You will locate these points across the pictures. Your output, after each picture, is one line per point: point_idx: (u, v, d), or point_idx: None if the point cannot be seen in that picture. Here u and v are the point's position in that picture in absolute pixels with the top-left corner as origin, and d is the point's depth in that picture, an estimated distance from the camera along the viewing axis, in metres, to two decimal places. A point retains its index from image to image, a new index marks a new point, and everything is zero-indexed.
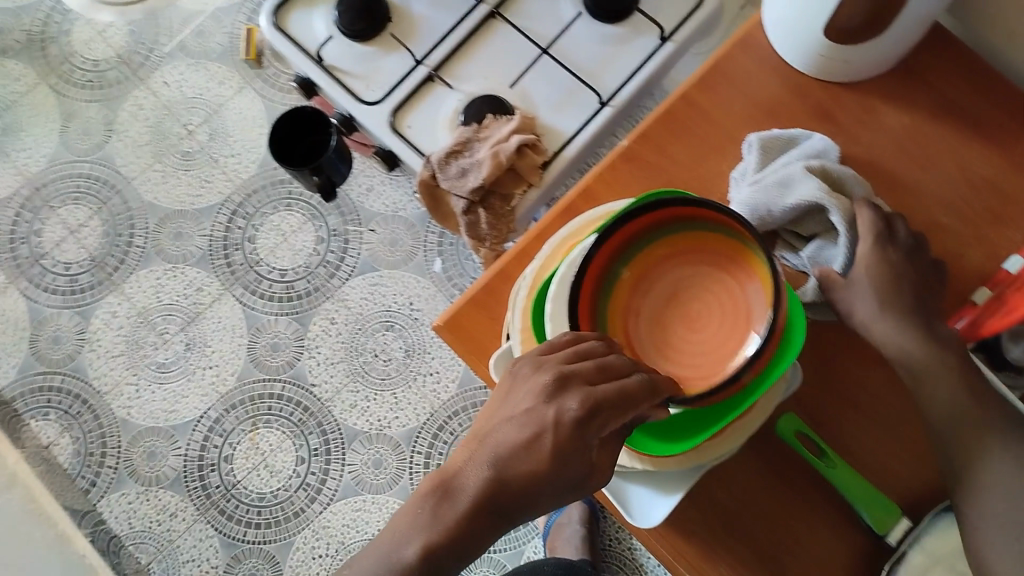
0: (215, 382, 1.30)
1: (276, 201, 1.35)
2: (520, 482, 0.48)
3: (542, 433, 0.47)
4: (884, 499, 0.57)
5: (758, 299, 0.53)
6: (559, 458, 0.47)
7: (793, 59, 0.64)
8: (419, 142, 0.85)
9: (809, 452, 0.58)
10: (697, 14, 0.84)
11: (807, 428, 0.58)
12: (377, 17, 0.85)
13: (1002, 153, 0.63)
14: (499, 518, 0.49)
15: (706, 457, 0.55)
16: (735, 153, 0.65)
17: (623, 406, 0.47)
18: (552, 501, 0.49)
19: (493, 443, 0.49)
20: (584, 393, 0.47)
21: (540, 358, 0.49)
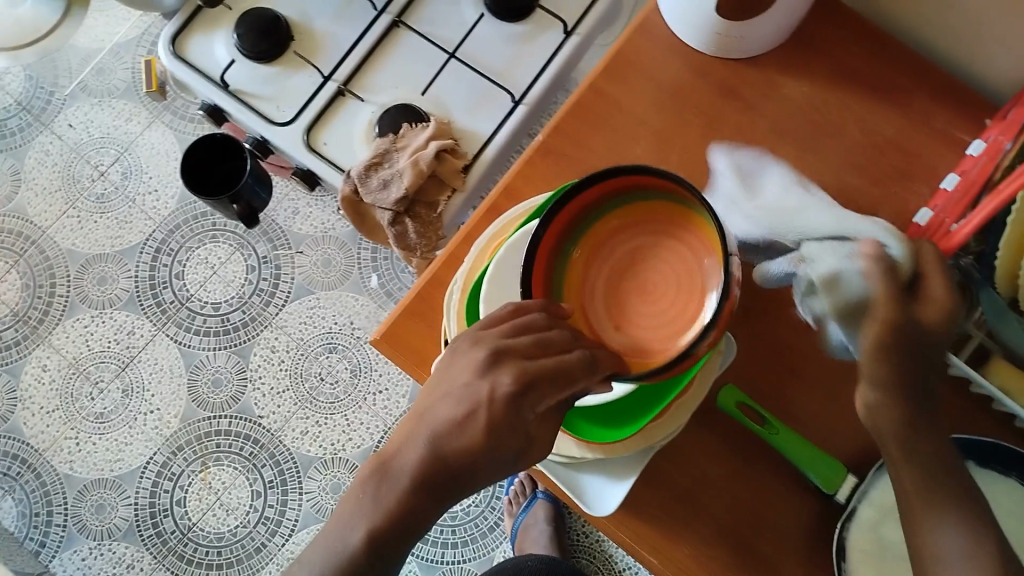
0: (158, 425, 1.26)
1: (201, 234, 1.32)
2: (456, 453, 0.47)
3: (476, 409, 0.46)
4: (829, 459, 0.58)
5: (715, 273, 0.52)
6: (496, 433, 0.46)
7: (693, 41, 0.65)
8: (336, 158, 0.84)
9: (753, 421, 0.59)
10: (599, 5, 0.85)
11: (748, 398, 0.59)
12: (278, 38, 0.85)
13: (902, 111, 0.65)
14: (441, 497, 0.48)
15: (656, 437, 0.55)
16: (649, 138, 0.66)
17: (560, 382, 0.46)
18: (494, 477, 0.48)
19: (432, 420, 0.48)
20: (518, 368, 0.46)
21: (480, 332, 0.48)
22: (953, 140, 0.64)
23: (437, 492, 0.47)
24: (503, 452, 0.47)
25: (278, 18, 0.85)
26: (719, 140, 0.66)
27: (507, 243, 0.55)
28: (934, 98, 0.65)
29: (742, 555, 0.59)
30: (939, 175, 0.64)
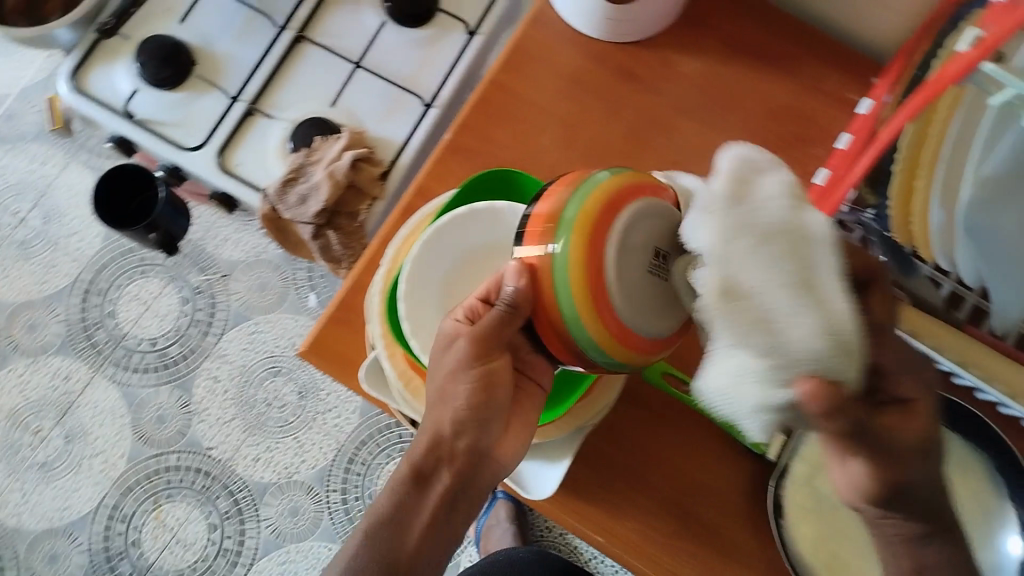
0: (105, 468, 1.24)
1: (130, 270, 1.30)
2: (468, 433, 0.52)
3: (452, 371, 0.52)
4: None
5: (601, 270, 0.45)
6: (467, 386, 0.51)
7: (585, 29, 0.67)
8: (252, 177, 0.84)
9: (679, 389, 0.60)
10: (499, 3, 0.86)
11: (673, 368, 0.61)
12: (181, 63, 0.84)
13: (790, 79, 0.68)
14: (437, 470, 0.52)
15: (584, 418, 0.56)
16: (554, 126, 0.67)
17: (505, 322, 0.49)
18: (483, 441, 0.52)
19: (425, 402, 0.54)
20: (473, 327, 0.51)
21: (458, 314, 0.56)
22: (842, 102, 0.67)
23: (461, 482, 0.52)
24: (506, 416, 0.53)
25: (179, 44, 0.84)
26: (622, 122, 0.67)
27: (422, 238, 0.55)
28: (820, 64, 0.68)
29: (685, 525, 0.59)
30: (832, 137, 0.67)
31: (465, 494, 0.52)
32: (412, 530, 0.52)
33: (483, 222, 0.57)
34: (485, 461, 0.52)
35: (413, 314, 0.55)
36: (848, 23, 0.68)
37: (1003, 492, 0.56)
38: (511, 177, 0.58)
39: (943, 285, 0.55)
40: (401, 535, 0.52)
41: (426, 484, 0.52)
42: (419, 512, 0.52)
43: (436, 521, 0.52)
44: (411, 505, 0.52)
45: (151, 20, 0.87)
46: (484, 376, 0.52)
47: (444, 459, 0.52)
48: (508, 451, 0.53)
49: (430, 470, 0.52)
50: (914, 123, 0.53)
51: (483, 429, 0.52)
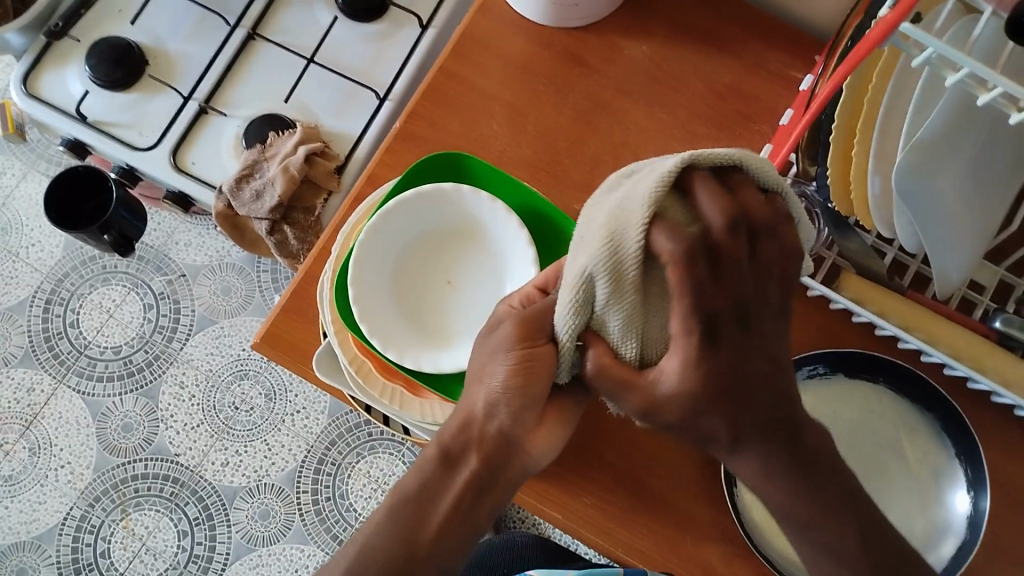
0: (71, 479, 1.22)
1: (92, 279, 1.29)
2: (506, 420, 0.49)
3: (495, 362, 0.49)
4: None
5: None
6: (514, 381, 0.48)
7: (531, 15, 0.68)
8: (207, 175, 0.84)
9: None
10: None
11: None
12: (133, 63, 0.84)
13: (734, 58, 0.69)
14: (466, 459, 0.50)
15: None
16: (503, 111, 0.68)
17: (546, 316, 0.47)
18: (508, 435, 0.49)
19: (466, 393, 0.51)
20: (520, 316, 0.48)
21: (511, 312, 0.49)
22: (786, 80, 0.68)
23: (494, 467, 0.50)
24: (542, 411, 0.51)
25: (130, 44, 0.84)
26: (571, 106, 0.68)
27: (371, 224, 0.56)
28: (763, 44, 0.69)
29: (639, 496, 0.61)
30: (778, 114, 0.68)
31: (494, 482, 0.51)
32: (436, 515, 0.51)
33: (432, 206, 0.58)
34: (516, 451, 0.50)
35: (363, 298, 0.55)
36: (789, 2, 0.69)
37: (950, 454, 0.59)
38: (457, 161, 0.58)
39: (889, 252, 0.60)
40: (426, 519, 0.51)
41: (455, 467, 0.50)
42: (446, 496, 0.50)
43: (459, 506, 0.51)
44: (437, 489, 0.50)
45: (101, 21, 0.87)
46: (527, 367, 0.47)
47: (473, 442, 0.50)
48: (542, 442, 0.51)
49: (459, 452, 0.50)
50: (849, 86, 0.54)
51: (519, 418, 0.49)
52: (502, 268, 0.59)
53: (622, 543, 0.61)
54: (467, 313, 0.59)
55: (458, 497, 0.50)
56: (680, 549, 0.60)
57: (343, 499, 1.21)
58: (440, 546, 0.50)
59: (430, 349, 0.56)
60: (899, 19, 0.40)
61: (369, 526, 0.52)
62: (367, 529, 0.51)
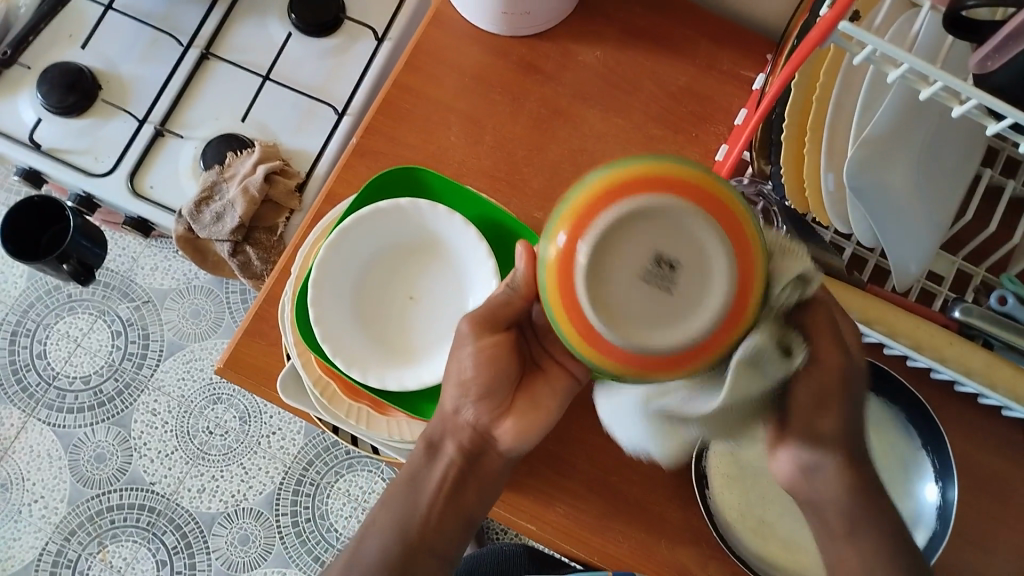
0: (45, 513, 1.20)
1: (58, 308, 1.27)
2: (477, 409, 0.53)
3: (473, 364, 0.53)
4: None
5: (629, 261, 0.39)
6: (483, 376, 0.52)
7: (484, 25, 0.68)
8: (165, 199, 0.83)
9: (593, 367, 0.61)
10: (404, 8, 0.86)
11: None
12: (85, 88, 0.83)
13: (687, 60, 0.69)
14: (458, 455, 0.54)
15: None
16: (460, 122, 0.68)
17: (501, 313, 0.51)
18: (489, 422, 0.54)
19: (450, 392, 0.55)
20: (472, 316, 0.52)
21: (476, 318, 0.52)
22: (740, 80, 0.69)
23: (476, 451, 0.54)
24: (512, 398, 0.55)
25: (82, 70, 0.83)
26: (527, 114, 0.68)
27: (331, 242, 0.55)
28: (716, 45, 0.70)
29: (613, 502, 0.61)
30: (733, 114, 0.68)
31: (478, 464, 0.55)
32: (426, 502, 0.54)
33: (391, 221, 0.57)
34: (492, 439, 0.55)
35: (324, 318, 0.54)
36: (739, 2, 0.70)
37: (917, 445, 0.59)
38: (414, 175, 0.58)
39: (847, 247, 0.61)
40: (415, 502, 0.54)
41: (438, 452, 0.54)
42: (433, 484, 0.54)
43: (446, 493, 0.54)
44: (426, 477, 0.54)
45: (52, 48, 0.86)
46: (485, 354, 0.52)
47: (453, 431, 0.54)
48: (515, 428, 0.54)
49: (441, 439, 0.54)
50: (796, 84, 0.55)
51: (486, 404, 0.54)
52: (464, 281, 0.59)
53: (598, 551, 0.60)
54: (431, 328, 0.58)
55: (443, 481, 0.54)
56: (656, 552, 0.60)
57: (324, 519, 1.20)
58: (435, 530, 0.54)
59: (395, 366, 0.56)
60: (837, 18, 0.40)
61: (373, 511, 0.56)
62: (372, 514, 0.55)
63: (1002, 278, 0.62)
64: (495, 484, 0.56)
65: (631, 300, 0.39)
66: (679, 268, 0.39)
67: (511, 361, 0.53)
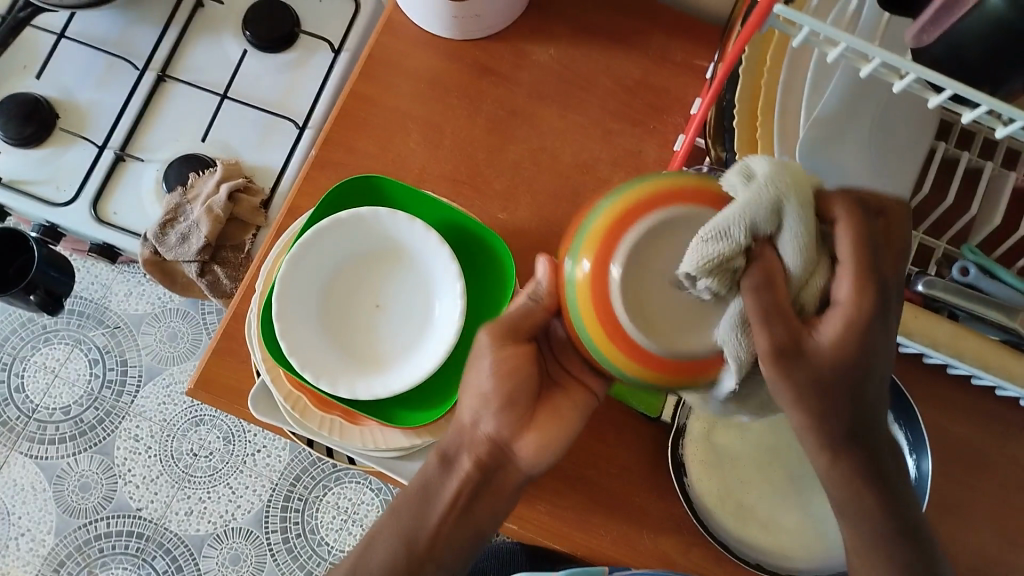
0: (33, 547, 1.19)
1: (34, 340, 1.26)
2: (494, 423, 0.51)
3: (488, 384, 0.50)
4: None
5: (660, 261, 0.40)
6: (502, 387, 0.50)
7: (436, 30, 0.68)
8: (130, 223, 0.83)
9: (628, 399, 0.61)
10: (359, 18, 0.86)
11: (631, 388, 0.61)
12: (42, 118, 0.82)
13: (641, 53, 0.70)
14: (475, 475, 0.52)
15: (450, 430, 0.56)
16: (418, 128, 0.68)
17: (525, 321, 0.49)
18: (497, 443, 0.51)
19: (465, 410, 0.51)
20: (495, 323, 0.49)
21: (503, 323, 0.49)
22: (694, 70, 0.69)
23: (492, 466, 0.52)
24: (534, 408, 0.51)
25: (37, 99, 0.82)
26: (485, 116, 0.68)
27: (291, 257, 0.55)
28: (668, 36, 0.70)
29: (592, 497, 0.61)
30: (689, 104, 0.69)
31: (493, 480, 0.52)
32: (434, 515, 0.52)
33: (351, 231, 0.57)
34: (509, 455, 0.52)
35: (290, 333, 0.54)
36: None
37: (891, 421, 0.59)
38: (372, 184, 0.58)
39: None
40: (427, 514, 0.52)
41: (452, 467, 0.52)
42: (443, 499, 0.52)
43: (454, 509, 0.52)
44: (439, 490, 0.52)
45: (7, 78, 0.85)
46: (503, 364, 0.50)
47: (468, 446, 0.52)
48: (534, 445, 0.51)
49: (456, 454, 0.52)
50: (745, 70, 0.55)
51: (509, 416, 0.50)
52: (429, 286, 0.59)
53: (581, 546, 0.61)
54: (399, 335, 0.58)
55: (453, 498, 0.52)
56: (637, 543, 0.60)
57: (314, 534, 1.20)
58: (443, 543, 0.52)
59: (364, 376, 0.56)
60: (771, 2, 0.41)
61: (382, 520, 0.55)
62: (381, 523, 0.54)
63: (962, 249, 0.62)
64: (508, 503, 0.53)
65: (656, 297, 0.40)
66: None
67: (530, 369, 0.50)
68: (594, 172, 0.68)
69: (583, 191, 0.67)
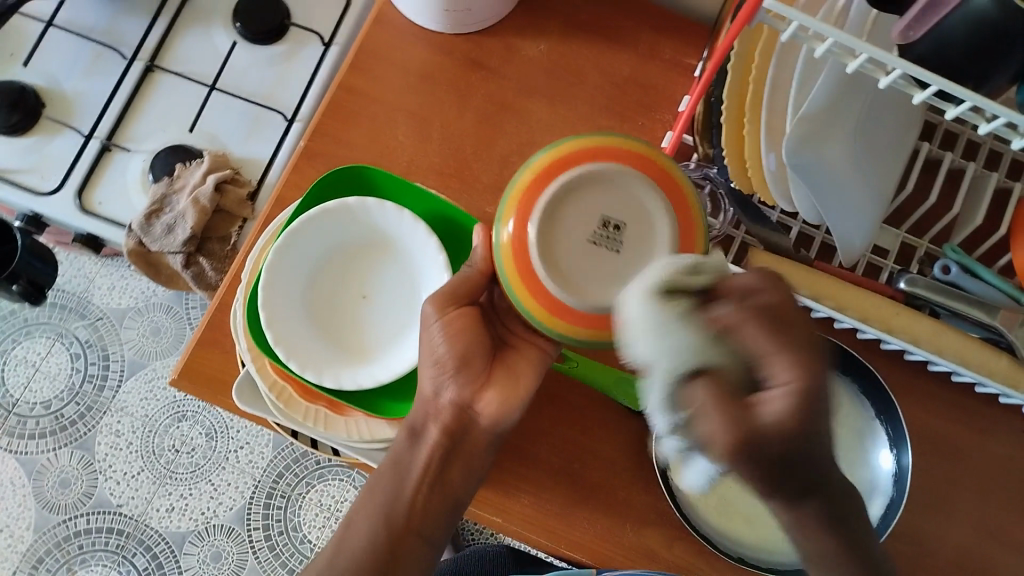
0: (11, 543, 1.18)
1: (15, 333, 1.25)
2: (454, 388, 0.54)
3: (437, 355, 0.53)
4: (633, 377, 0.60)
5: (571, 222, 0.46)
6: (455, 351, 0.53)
7: (426, 23, 0.68)
8: (116, 215, 0.82)
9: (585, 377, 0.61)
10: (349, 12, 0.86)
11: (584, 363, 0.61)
12: (28, 107, 0.82)
13: (630, 50, 0.70)
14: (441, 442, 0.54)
15: None
16: (408, 121, 0.68)
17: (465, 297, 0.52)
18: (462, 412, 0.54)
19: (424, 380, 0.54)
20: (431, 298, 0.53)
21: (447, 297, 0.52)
22: (682, 67, 0.70)
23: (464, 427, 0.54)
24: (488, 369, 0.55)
25: (23, 88, 0.82)
26: (474, 110, 0.68)
27: (279, 246, 0.55)
28: (658, 33, 0.70)
29: (577, 490, 0.61)
30: (678, 101, 0.69)
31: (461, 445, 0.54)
32: (409, 485, 0.54)
33: (337, 221, 0.57)
34: (470, 420, 0.54)
35: (276, 323, 0.54)
36: None
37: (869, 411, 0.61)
38: (361, 173, 0.57)
39: (793, 225, 0.63)
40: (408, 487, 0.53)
41: (421, 436, 0.54)
42: (415, 466, 0.54)
43: (429, 475, 0.54)
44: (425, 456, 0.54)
45: None
46: (453, 327, 0.53)
47: (431, 414, 0.54)
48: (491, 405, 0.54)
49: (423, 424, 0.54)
50: (732, 65, 0.56)
51: (465, 377, 0.54)
52: (416, 277, 0.59)
53: (564, 540, 0.61)
54: (384, 326, 0.58)
55: (426, 465, 0.54)
56: (621, 537, 0.61)
57: (297, 531, 1.19)
58: (422, 511, 0.54)
59: (350, 366, 0.56)
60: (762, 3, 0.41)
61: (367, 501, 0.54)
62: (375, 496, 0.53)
63: (945, 248, 0.64)
64: (479, 465, 0.55)
65: (578, 257, 0.46)
66: (625, 227, 0.46)
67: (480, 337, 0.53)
68: None
69: None
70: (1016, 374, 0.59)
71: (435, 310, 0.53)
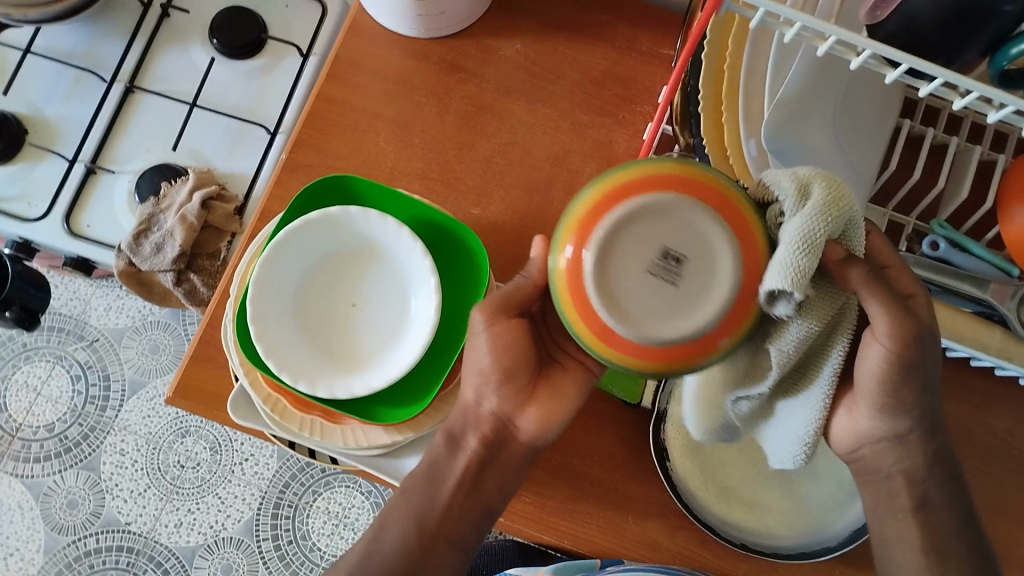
0: (22, 566, 1.18)
1: (14, 358, 1.25)
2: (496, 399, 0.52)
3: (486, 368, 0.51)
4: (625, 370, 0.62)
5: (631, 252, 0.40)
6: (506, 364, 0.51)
7: (401, 29, 0.68)
8: (105, 237, 0.82)
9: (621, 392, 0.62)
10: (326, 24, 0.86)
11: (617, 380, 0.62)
12: (11, 134, 0.82)
13: (607, 44, 0.70)
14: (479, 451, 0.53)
15: (424, 426, 0.56)
16: (389, 127, 0.68)
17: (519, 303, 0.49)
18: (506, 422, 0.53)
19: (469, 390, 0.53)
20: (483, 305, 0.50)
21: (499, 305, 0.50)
22: (660, 58, 0.70)
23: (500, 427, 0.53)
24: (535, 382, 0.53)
25: (5, 115, 0.82)
26: (455, 113, 0.68)
27: (264, 259, 0.55)
28: (634, 26, 0.70)
29: (578, 486, 0.62)
30: (657, 93, 0.69)
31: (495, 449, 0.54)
32: (444, 489, 0.54)
33: (322, 230, 0.57)
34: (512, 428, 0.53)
35: (265, 336, 0.54)
36: None
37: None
38: (344, 184, 0.57)
39: None
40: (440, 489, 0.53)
41: (458, 445, 0.53)
42: (452, 472, 0.54)
43: (464, 480, 0.54)
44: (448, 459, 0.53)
45: None
46: (499, 340, 0.50)
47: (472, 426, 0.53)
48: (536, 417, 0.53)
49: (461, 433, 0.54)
50: (707, 54, 0.56)
51: (509, 391, 0.52)
52: (404, 282, 0.58)
53: (567, 536, 0.61)
54: (375, 333, 0.58)
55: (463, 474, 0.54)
56: (623, 530, 0.61)
57: (306, 539, 1.19)
58: (455, 515, 0.54)
59: (342, 375, 0.56)
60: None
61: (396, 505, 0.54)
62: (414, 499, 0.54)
63: (933, 224, 0.63)
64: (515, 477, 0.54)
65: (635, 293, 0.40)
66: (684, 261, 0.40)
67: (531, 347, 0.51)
68: (566, 164, 0.68)
69: (554, 184, 0.68)
70: (1007, 346, 0.60)
71: (482, 319, 0.50)
